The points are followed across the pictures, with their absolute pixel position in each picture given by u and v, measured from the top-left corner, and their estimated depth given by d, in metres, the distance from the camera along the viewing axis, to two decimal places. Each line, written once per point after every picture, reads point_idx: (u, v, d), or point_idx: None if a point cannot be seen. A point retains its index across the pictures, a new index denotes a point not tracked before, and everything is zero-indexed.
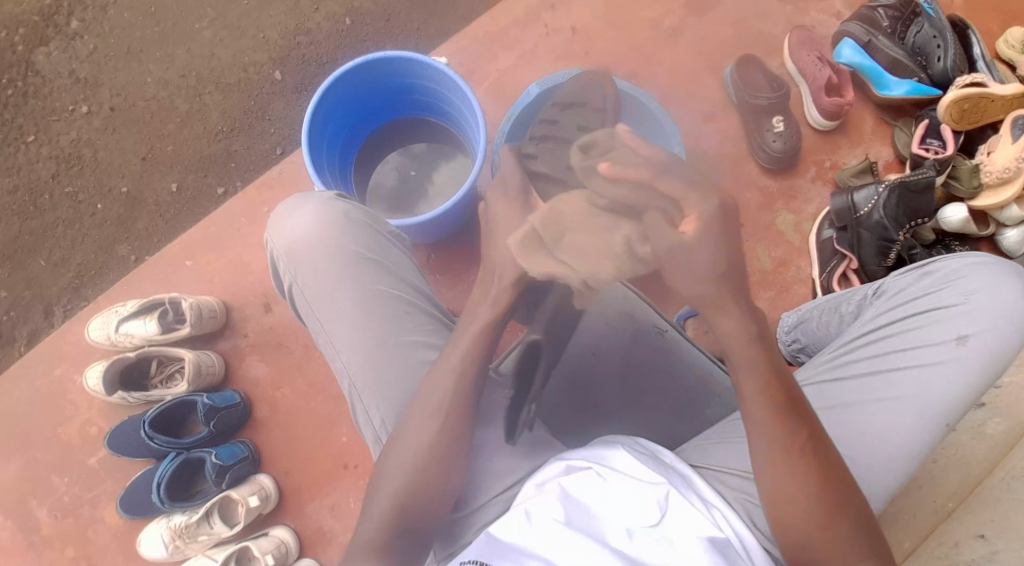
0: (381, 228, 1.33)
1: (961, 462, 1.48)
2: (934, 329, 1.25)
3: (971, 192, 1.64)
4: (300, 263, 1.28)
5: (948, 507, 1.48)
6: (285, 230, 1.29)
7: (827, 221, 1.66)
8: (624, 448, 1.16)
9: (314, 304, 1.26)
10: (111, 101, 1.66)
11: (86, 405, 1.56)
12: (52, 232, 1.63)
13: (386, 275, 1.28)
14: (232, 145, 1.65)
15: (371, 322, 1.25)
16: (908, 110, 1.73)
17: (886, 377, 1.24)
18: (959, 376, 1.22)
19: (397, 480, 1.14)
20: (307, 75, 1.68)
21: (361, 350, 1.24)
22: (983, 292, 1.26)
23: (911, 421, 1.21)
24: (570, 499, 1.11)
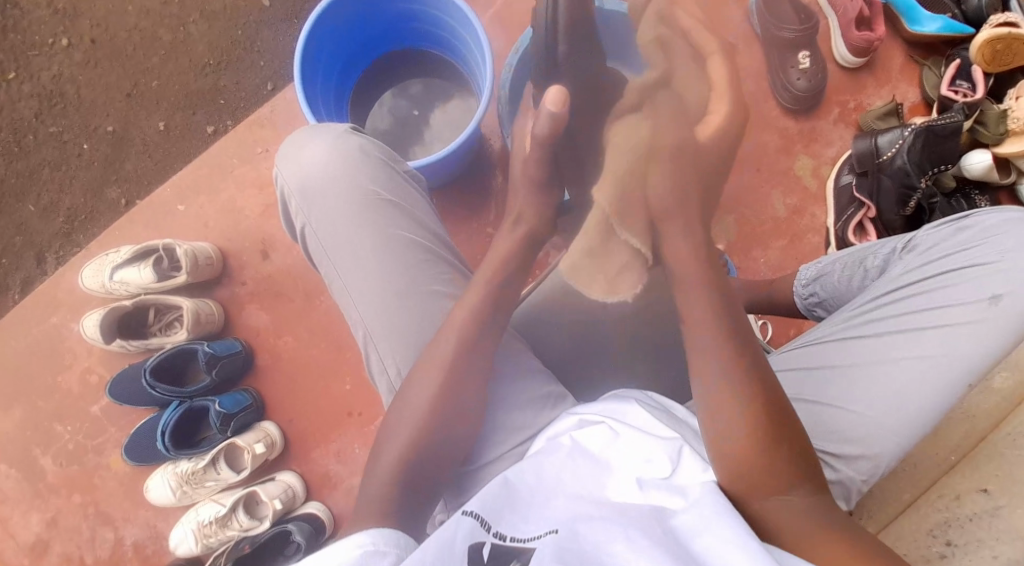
0: (399, 167, 1.30)
1: (967, 418, 1.36)
2: (964, 289, 1.21)
3: (997, 138, 1.56)
4: (315, 204, 1.24)
5: (950, 460, 1.34)
6: (300, 169, 1.25)
7: (847, 165, 1.59)
8: (638, 403, 1.07)
9: (329, 248, 1.23)
10: (91, 33, 1.55)
11: (86, 353, 1.54)
12: (39, 175, 1.56)
13: (406, 220, 1.25)
14: (220, 80, 1.55)
15: (388, 267, 1.22)
16: (940, 48, 1.62)
17: (909, 336, 1.20)
18: (986, 337, 1.18)
19: (409, 432, 1.11)
20: (296, 1, 1.55)
21: (375, 295, 1.21)
22: (1019, 250, 1.20)
23: (933, 380, 1.18)
24: (581, 455, 1.04)
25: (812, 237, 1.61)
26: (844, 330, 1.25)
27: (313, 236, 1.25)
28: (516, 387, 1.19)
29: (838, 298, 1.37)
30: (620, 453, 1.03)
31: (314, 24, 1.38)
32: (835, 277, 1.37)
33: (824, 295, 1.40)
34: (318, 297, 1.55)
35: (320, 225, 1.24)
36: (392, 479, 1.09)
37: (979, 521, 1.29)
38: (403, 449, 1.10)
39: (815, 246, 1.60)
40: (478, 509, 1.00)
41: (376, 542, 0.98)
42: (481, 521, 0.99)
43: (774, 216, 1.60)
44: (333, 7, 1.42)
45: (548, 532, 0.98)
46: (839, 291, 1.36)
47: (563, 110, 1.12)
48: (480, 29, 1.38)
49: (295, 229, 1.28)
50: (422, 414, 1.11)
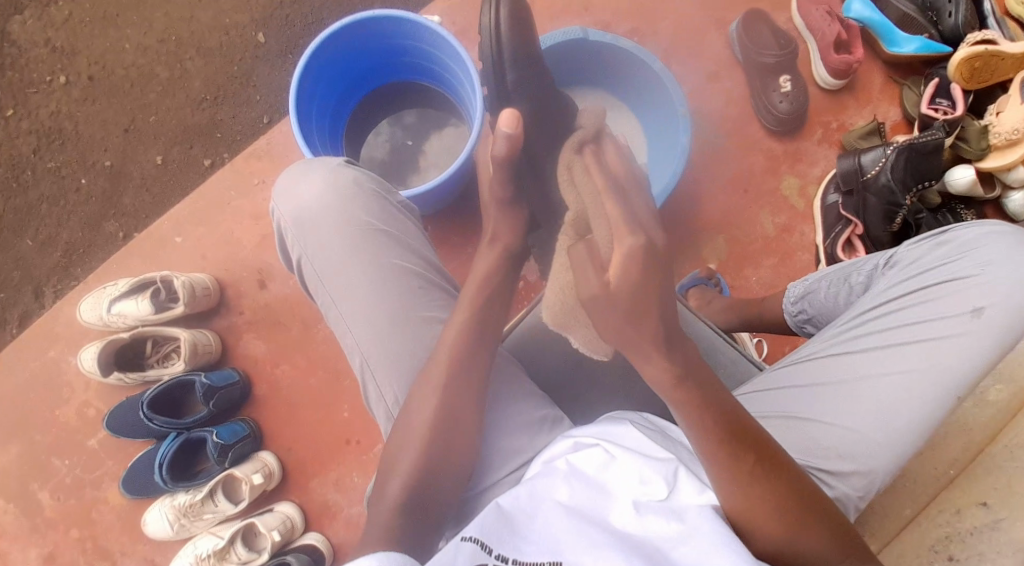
0: (391, 197, 1.31)
1: (963, 431, 1.33)
2: (947, 302, 1.23)
3: (980, 153, 1.59)
4: (308, 234, 1.26)
5: (948, 474, 1.31)
6: (293, 201, 1.27)
7: (833, 185, 1.61)
8: (632, 425, 1.09)
9: (325, 278, 1.24)
10: (89, 69, 1.59)
11: (84, 386, 1.54)
12: (36, 210, 1.58)
13: (399, 249, 1.26)
14: (216, 114, 1.58)
15: (381, 295, 1.22)
16: (918, 68, 1.67)
17: (896, 351, 1.22)
18: (971, 349, 1.20)
19: (411, 459, 1.12)
20: (291, 37, 1.59)
21: (369, 323, 1.22)
22: (999, 263, 1.23)
23: (920, 393, 1.19)
24: (577, 477, 1.05)
25: (802, 254, 1.63)
26: (832, 346, 1.27)
27: (309, 267, 1.26)
28: (511, 412, 1.20)
29: (827, 314, 1.39)
30: (618, 475, 1.04)
31: (309, 58, 1.41)
32: (822, 295, 1.39)
33: (813, 312, 1.42)
34: (315, 325, 1.57)
35: (315, 255, 1.25)
36: (395, 506, 1.10)
37: (980, 535, 1.25)
38: (406, 477, 1.11)
39: (805, 264, 1.62)
40: (479, 533, 1.01)
41: (382, 563, 0.98)
42: (483, 544, 1.00)
43: (764, 235, 1.63)
44: (327, 42, 1.45)
45: (552, 563, 0.99)
46: (827, 308, 1.39)
47: (517, 133, 1.11)
48: (469, 59, 1.42)
49: (289, 260, 1.29)
50: (422, 441, 1.12)
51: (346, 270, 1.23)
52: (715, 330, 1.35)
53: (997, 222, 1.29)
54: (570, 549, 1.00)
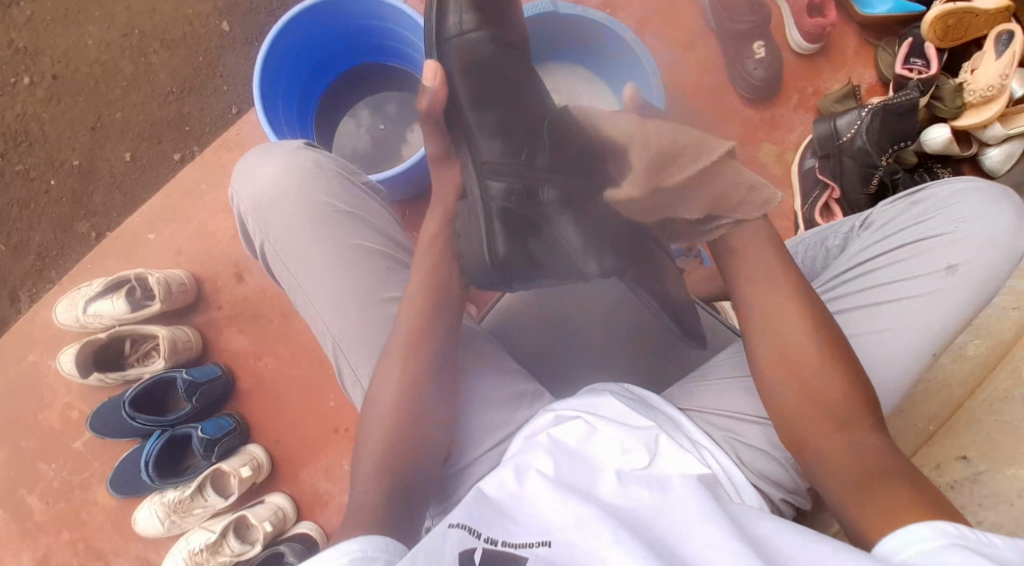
0: (353, 178, 1.31)
1: (942, 386, 1.30)
2: (923, 260, 1.26)
3: (954, 112, 1.59)
4: (269, 219, 1.25)
5: (927, 430, 1.27)
6: (254, 185, 1.26)
7: (810, 150, 1.60)
8: (613, 396, 1.10)
9: (287, 261, 1.24)
10: (52, 69, 1.55)
11: (66, 389, 1.53)
12: (7, 215, 1.55)
13: (362, 229, 1.26)
14: (183, 107, 1.55)
15: (346, 276, 1.22)
16: (892, 28, 1.64)
17: (872, 309, 1.24)
18: (946, 305, 1.22)
19: (381, 431, 1.10)
20: (256, 25, 1.55)
21: (335, 303, 1.22)
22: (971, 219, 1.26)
23: (899, 351, 1.21)
24: (561, 450, 1.06)
25: (781, 222, 1.63)
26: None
27: (271, 251, 1.25)
28: (488, 389, 1.19)
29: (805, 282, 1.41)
30: (600, 447, 1.06)
31: (270, 42, 1.39)
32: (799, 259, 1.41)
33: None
34: (296, 316, 1.55)
35: (276, 238, 1.25)
36: (377, 483, 1.08)
37: (960, 488, 1.19)
38: (377, 449, 1.10)
39: (785, 230, 1.62)
40: (465, 519, 1.00)
41: (366, 549, 0.98)
42: (471, 529, 0.99)
43: None
44: (290, 24, 1.43)
45: (541, 542, 0.98)
46: (805, 272, 1.41)
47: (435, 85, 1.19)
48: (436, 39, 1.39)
49: (254, 246, 1.28)
50: (388, 414, 1.11)
51: (308, 252, 1.22)
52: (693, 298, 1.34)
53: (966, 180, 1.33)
54: (560, 527, 0.98)
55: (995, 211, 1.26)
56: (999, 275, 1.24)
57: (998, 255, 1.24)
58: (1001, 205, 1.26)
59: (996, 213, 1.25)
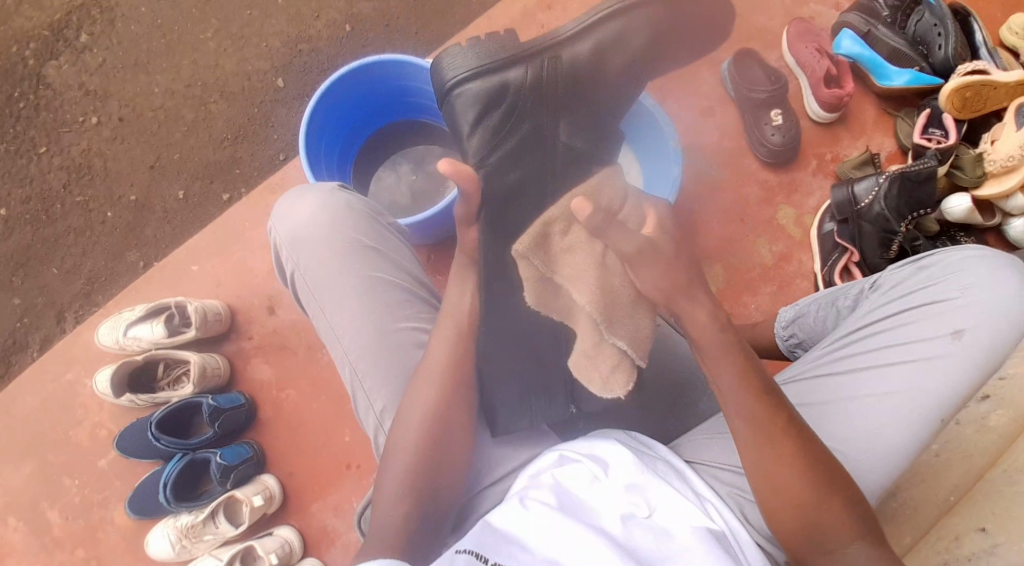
0: (382, 218, 1.32)
1: (962, 456, 1.33)
2: (931, 323, 1.26)
3: (975, 181, 1.60)
4: (301, 251, 1.26)
5: (949, 501, 1.30)
6: (290, 218, 1.27)
7: (828, 214, 1.64)
8: (616, 441, 1.15)
9: (316, 292, 1.24)
10: (120, 112, 1.70)
11: (97, 408, 1.60)
12: (63, 241, 1.67)
13: (388, 264, 1.27)
14: (236, 152, 1.68)
15: (371, 308, 1.23)
16: (910, 100, 1.69)
17: (877, 373, 1.24)
18: (952, 372, 1.23)
19: (405, 464, 1.13)
20: (308, 81, 1.70)
21: (359, 334, 1.22)
22: (980, 286, 1.26)
23: (908, 416, 1.22)
24: (565, 492, 1.11)
25: (801, 283, 1.64)
26: (817, 368, 1.29)
27: (301, 281, 1.26)
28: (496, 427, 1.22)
29: (816, 339, 1.42)
30: (605, 493, 1.11)
31: (318, 98, 1.48)
32: (811, 318, 1.42)
33: (802, 337, 1.44)
34: (320, 350, 1.61)
35: (307, 269, 1.25)
36: (399, 509, 1.12)
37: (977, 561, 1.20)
38: (399, 478, 1.13)
39: (804, 291, 1.64)
40: (476, 548, 1.06)
41: None
42: (477, 554, 1.05)
43: (761, 262, 1.65)
44: (333, 85, 1.51)
45: None
46: (816, 330, 1.41)
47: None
48: None
49: (284, 275, 1.29)
50: (411, 448, 1.14)
51: (337, 284, 1.23)
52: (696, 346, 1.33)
53: (977, 246, 1.32)
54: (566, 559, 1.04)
55: (1003, 278, 1.26)
56: (1007, 341, 1.24)
57: (1005, 322, 1.24)
58: (1010, 272, 1.27)
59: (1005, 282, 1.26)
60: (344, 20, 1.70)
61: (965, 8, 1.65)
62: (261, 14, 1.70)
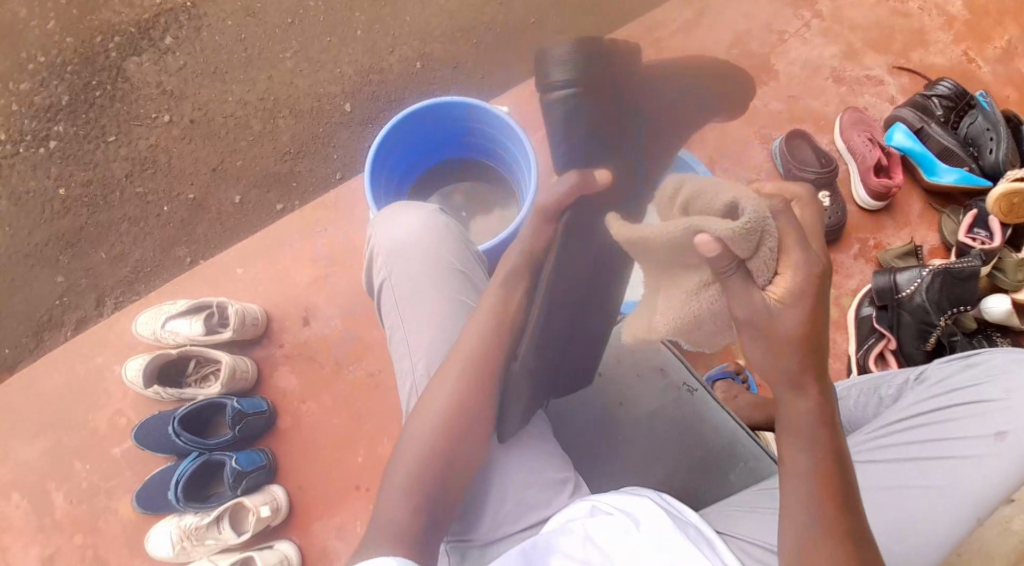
0: (470, 247, 1.40)
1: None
2: (972, 422, 1.35)
3: (1016, 284, 1.60)
4: (395, 264, 1.34)
5: None
6: (389, 233, 1.36)
7: (867, 298, 1.65)
8: (651, 499, 1.18)
9: (400, 303, 1.32)
10: (192, 114, 1.75)
11: (120, 395, 1.60)
12: (116, 227, 1.71)
13: (471, 290, 1.34)
14: (296, 167, 1.73)
15: (448, 329, 1.30)
16: (958, 199, 1.70)
17: (922, 463, 1.33)
18: (989, 470, 1.31)
19: (418, 458, 1.18)
20: (375, 109, 1.76)
21: (433, 350, 1.29)
22: (1020, 392, 1.35)
23: (945, 508, 1.30)
24: (593, 542, 1.15)
25: (833, 363, 1.66)
26: (862, 451, 1.37)
27: (389, 290, 1.34)
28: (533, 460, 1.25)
29: (855, 423, 1.49)
30: (634, 548, 1.14)
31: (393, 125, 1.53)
32: (852, 402, 1.49)
33: (840, 418, 1.51)
34: (346, 367, 1.61)
35: (397, 280, 1.34)
36: (408, 501, 1.16)
37: None
38: (416, 470, 1.17)
39: (836, 372, 1.66)
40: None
41: None
42: None
43: None
44: (405, 117, 1.56)
45: None
46: (856, 417, 1.48)
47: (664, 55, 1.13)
48: (531, 148, 1.53)
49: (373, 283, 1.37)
50: (429, 443, 1.18)
51: (422, 300, 1.31)
52: (739, 422, 1.36)
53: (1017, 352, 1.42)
54: None
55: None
56: None
57: None
58: None
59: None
60: (416, 57, 1.77)
61: (1017, 117, 1.68)
62: (340, 42, 1.78)
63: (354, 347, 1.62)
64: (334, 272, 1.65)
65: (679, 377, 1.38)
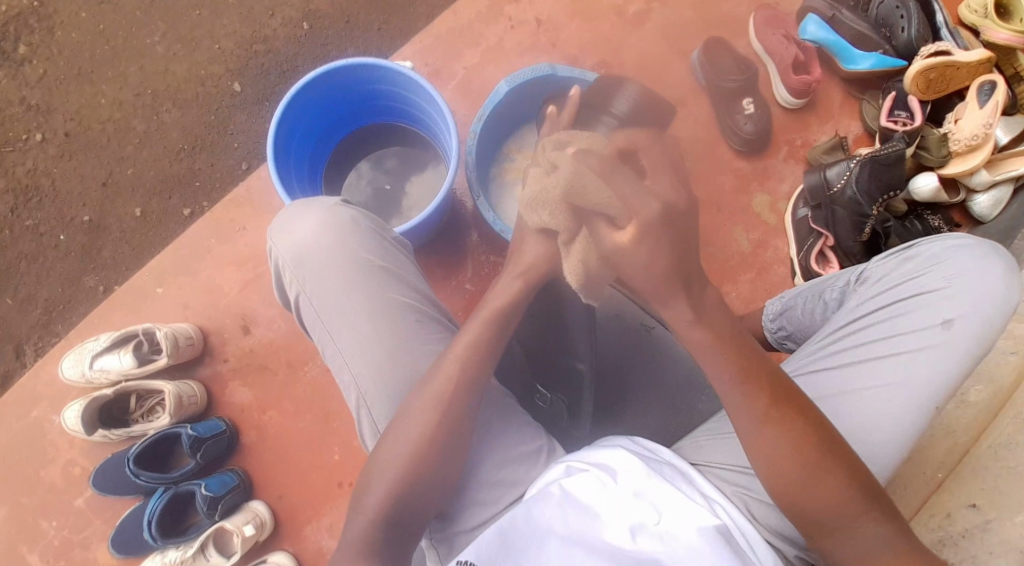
0: (386, 234, 1.27)
1: (947, 433, 1.39)
2: (920, 314, 1.25)
3: (941, 161, 1.62)
4: (306, 273, 1.21)
5: (937, 478, 1.37)
6: (292, 238, 1.22)
7: (802, 200, 1.65)
8: (622, 448, 1.14)
9: (323, 315, 1.20)
10: (65, 126, 1.61)
11: (68, 445, 1.52)
12: (15, 268, 1.58)
13: (396, 284, 1.22)
14: (195, 163, 1.61)
15: (379, 334, 1.18)
16: (875, 83, 1.70)
17: (875, 364, 1.24)
18: (943, 361, 1.22)
19: (393, 478, 1.10)
20: (268, 85, 1.63)
21: (366, 358, 1.18)
22: (967, 276, 1.25)
23: (904, 405, 1.21)
24: (574, 503, 1.10)
25: (779, 268, 1.66)
26: (813, 361, 1.28)
27: (306, 303, 1.21)
28: (504, 441, 1.20)
29: (805, 330, 1.42)
30: (615, 501, 1.10)
31: (286, 106, 1.40)
32: (800, 311, 1.42)
33: (791, 328, 1.45)
34: (302, 368, 1.55)
35: (312, 291, 1.21)
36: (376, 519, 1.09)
37: (971, 537, 1.29)
38: (389, 487, 1.09)
39: (782, 277, 1.66)
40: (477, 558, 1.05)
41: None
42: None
43: (739, 251, 1.66)
44: (294, 95, 1.42)
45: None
46: (804, 323, 1.41)
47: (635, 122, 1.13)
48: (444, 103, 1.41)
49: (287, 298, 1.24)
50: (403, 462, 1.10)
51: (345, 308, 1.19)
52: None
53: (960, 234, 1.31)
54: None
55: (991, 265, 1.25)
56: (997, 330, 1.24)
57: (994, 312, 1.23)
58: (995, 259, 1.26)
59: (992, 269, 1.24)
60: (300, 18, 1.63)
61: None
62: (211, 14, 1.63)
63: (305, 347, 1.56)
64: (264, 272, 1.56)
65: (634, 317, 1.39)
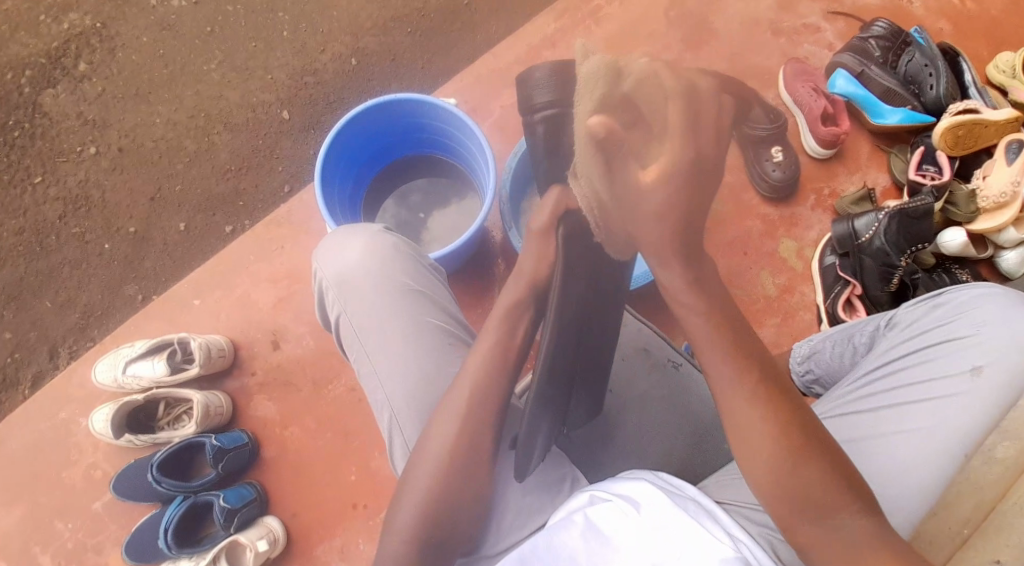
0: (424, 260, 1.31)
1: (975, 489, 1.28)
2: (948, 360, 1.23)
3: (969, 216, 1.64)
4: (348, 295, 1.24)
5: (963, 534, 1.26)
6: (337, 260, 1.26)
7: (829, 247, 1.67)
8: (647, 481, 1.10)
9: (362, 336, 1.23)
10: (119, 142, 1.69)
11: (92, 447, 1.54)
12: (59, 273, 1.64)
13: (435, 309, 1.25)
14: (240, 184, 1.67)
15: (416, 357, 1.21)
16: (904, 137, 1.74)
17: (902, 410, 1.21)
18: (973, 408, 1.19)
19: (419, 503, 1.12)
20: (315, 114, 1.70)
21: (403, 378, 1.21)
22: (996, 323, 1.23)
23: (933, 453, 1.18)
24: (593, 533, 1.06)
25: (804, 314, 1.67)
26: (840, 405, 1.26)
27: (346, 323, 1.24)
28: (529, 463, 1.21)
29: (834, 375, 1.40)
30: (638, 536, 1.05)
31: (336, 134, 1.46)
32: (829, 354, 1.40)
33: (820, 372, 1.42)
34: (326, 386, 1.58)
35: (356, 314, 1.24)
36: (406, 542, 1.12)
37: None
38: (420, 509, 1.12)
39: (808, 323, 1.67)
40: None
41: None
42: None
43: (766, 295, 1.67)
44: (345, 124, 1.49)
45: None
46: (833, 368, 1.39)
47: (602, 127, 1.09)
48: (483, 137, 1.46)
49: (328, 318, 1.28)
50: (429, 487, 1.12)
51: (384, 331, 1.22)
52: None
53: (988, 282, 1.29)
54: None
55: (1020, 313, 1.23)
56: None
57: None
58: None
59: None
60: (349, 54, 1.72)
61: (953, 48, 1.72)
62: (266, 47, 1.72)
63: (331, 364, 1.58)
64: (297, 291, 1.60)
65: (662, 354, 1.34)
